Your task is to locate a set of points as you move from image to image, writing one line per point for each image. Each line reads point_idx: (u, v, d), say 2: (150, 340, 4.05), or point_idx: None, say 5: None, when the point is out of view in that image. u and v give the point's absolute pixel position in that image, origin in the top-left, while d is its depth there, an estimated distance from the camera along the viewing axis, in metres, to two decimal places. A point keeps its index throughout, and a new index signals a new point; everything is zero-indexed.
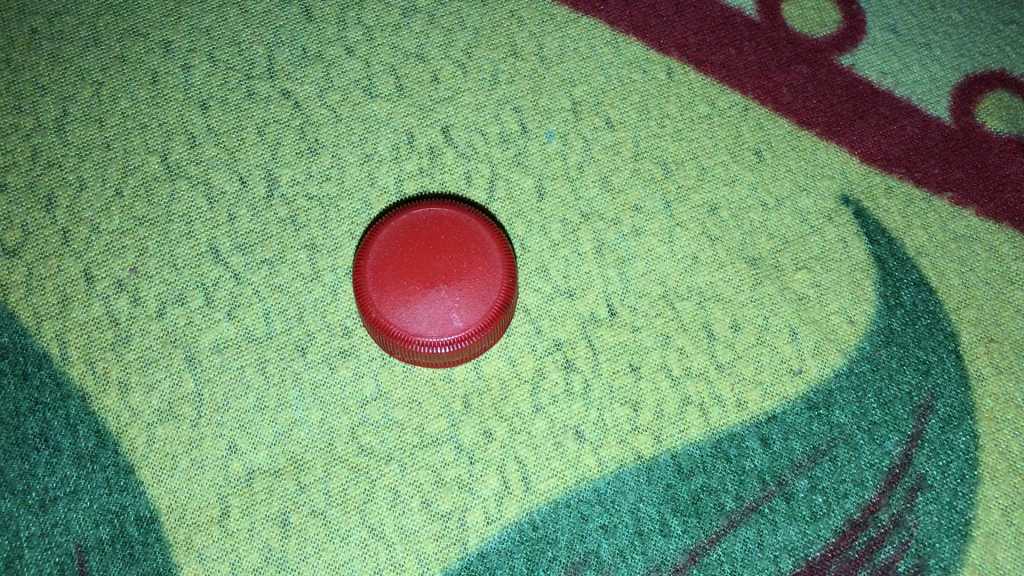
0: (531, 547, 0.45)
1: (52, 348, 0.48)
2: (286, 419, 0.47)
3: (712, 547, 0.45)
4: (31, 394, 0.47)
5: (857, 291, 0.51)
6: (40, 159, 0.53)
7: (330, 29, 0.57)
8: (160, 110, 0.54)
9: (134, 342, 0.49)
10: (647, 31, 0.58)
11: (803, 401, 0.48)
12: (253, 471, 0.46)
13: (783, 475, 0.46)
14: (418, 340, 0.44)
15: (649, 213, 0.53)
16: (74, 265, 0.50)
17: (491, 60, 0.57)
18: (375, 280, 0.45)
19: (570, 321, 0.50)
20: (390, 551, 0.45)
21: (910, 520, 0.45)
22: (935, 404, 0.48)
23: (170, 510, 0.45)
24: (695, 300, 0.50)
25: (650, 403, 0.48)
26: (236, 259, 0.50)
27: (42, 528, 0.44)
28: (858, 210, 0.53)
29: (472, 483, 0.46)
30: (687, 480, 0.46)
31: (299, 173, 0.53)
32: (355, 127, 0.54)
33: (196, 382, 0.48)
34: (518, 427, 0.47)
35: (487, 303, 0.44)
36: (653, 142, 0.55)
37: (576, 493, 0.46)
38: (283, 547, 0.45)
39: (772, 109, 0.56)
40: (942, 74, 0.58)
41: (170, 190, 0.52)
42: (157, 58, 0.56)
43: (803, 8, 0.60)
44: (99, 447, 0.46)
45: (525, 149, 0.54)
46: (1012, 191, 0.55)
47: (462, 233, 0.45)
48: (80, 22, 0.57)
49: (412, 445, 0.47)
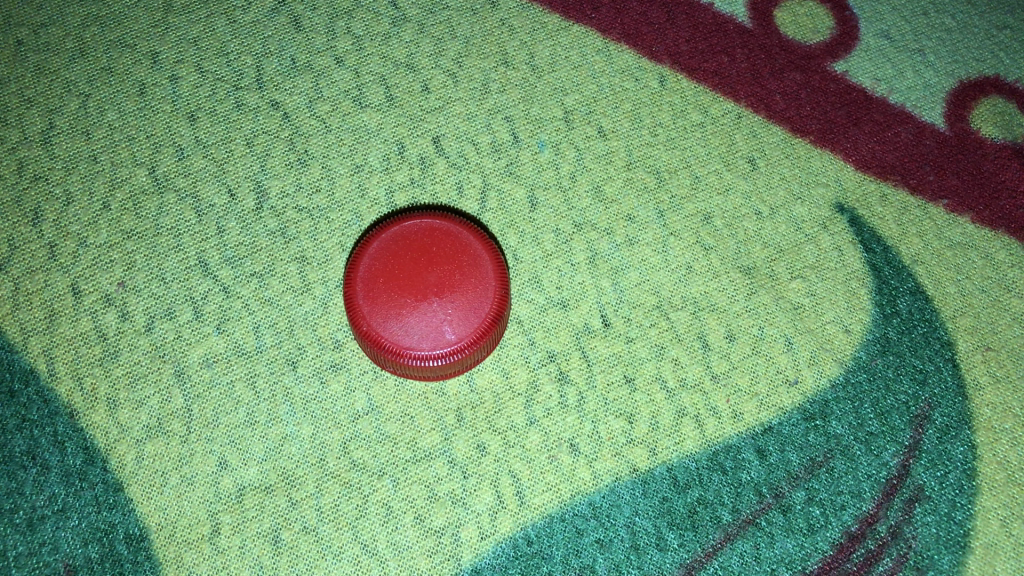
0: (526, 562, 0.44)
1: (38, 364, 0.47)
2: (277, 434, 0.46)
3: (709, 560, 0.44)
4: (18, 411, 0.46)
5: (853, 299, 0.50)
6: (27, 172, 0.52)
7: (320, 38, 0.57)
8: (148, 122, 0.54)
9: (122, 357, 0.48)
10: (639, 39, 0.58)
11: (799, 412, 0.48)
12: (244, 487, 0.45)
13: (780, 487, 0.46)
14: (410, 354, 0.43)
15: (643, 223, 0.52)
16: (62, 279, 0.50)
17: (482, 69, 0.56)
18: (366, 293, 0.44)
19: (564, 332, 0.49)
20: (383, 568, 0.44)
21: (908, 532, 0.45)
22: (932, 414, 0.48)
23: (160, 528, 0.44)
24: (690, 310, 0.50)
25: (645, 415, 0.47)
26: (226, 272, 0.50)
27: (30, 547, 0.44)
28: (853, 217, 0.53)
29: (465, 498, 0.45)
30: (683, 492, 0.46)
31: (288, 185, 0.52)
32: (344, 137, 0.54)
33: (185, 398, 0.47)
34: (512, 441, 0.47)
35: (480, 315, 0.44)
36: (647, 150, 0.54)
37: (571, 507, 0.45)
38: (275, 565, 0.44)
39: (765, 116, 0.56)
40: (936, 80, 0.57)
41: (158, 203, 0.52)
42: (145, 70, 0.55)
43: (796, 15, 0.59)
44: (87, 465, 0.45)
45: (517, 159, 0.53)
46: (1008, 198, 0.54)
47: (454, 245, 0.45)
48: (67, 33, 0.56)
49: (405, 460, 0.46)
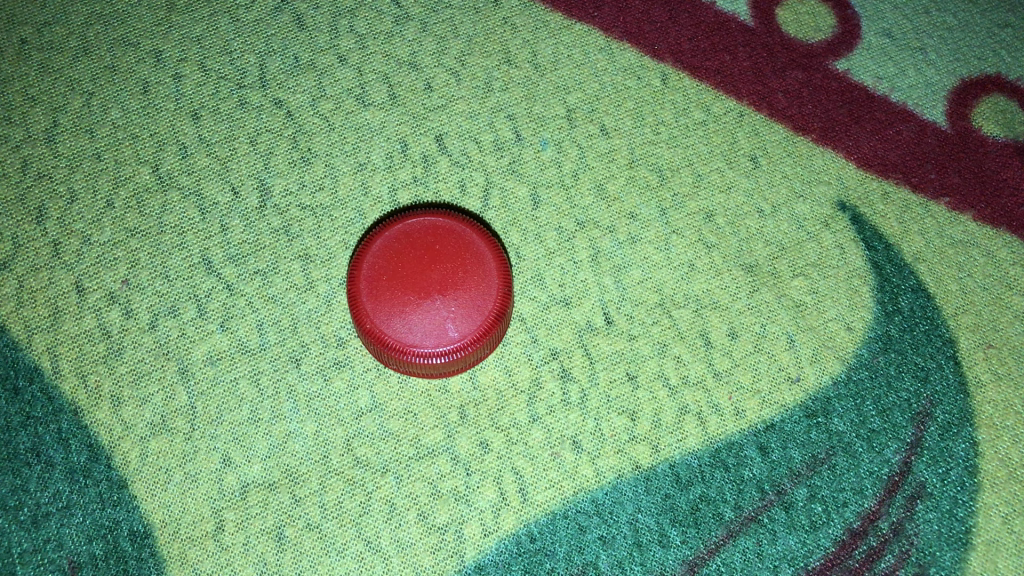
0: (530, 559, 0.44)
1: (43, 361, 0.48)
2: (280, 431, 0.47)
3: (712, 557, 0.44)
4: (23, 409, 0.46)
5: (855, 297, 0.51)
6: (30, 170, 0.52)
7: (322, 37, 0.57)
8: (151, 120, 0.54)
9: (126, 354, 0.48)
10: (641, 38, 0.58)
11: (801, 409, 0.48)
12: (248, 484, 0.45)
13: (782, 484, 0.46)
14: (414, 352, 0.43)
15: (646, 221, 0.52)
16: (66, 277, 0.50)
17: (485, 67, 0.56)
18: (369, 291, 0.44)
19: (567, 330, 0.49)
20: (387, 565, 0.44)
21: (910, 528, 0.45)
22: (934, 411, 0.48)
23: (164, 525, 0.44)
24: (692, 308, 0.50)
25: (648, 412, 0.48)
26: (229, 270, 0.50)
27: (35, 544, 0.44)
28: (855, 215, 0.53)
29: (469, 495, 0.46)
30: (685, 489, 0.46)
31: (291, 183, 0.52)
32: (347, 136, 0.54)
33: (189, 395, 0.47)
34: (515, 438, 0.47)
35: (483, 312, 0.44)
36: (649, 149, 0.54)
37: (574, 504, 0.45)
38: (279, 561, 0.44)
39: (768, 115, 0.56)
40: (938, 78, 0.58)
41: (161, 201, 0.52)
42: (148, 68, 0.56)
43: (798, 14, 0.59)
44: (91, 462, 0.45)
45: (520, 157, 0.54)
46: (1010, 195, 0.55)
47: (457, 243, 0.45)
48: (70, 32, 0.56)
49: (409, 457, 0.46)
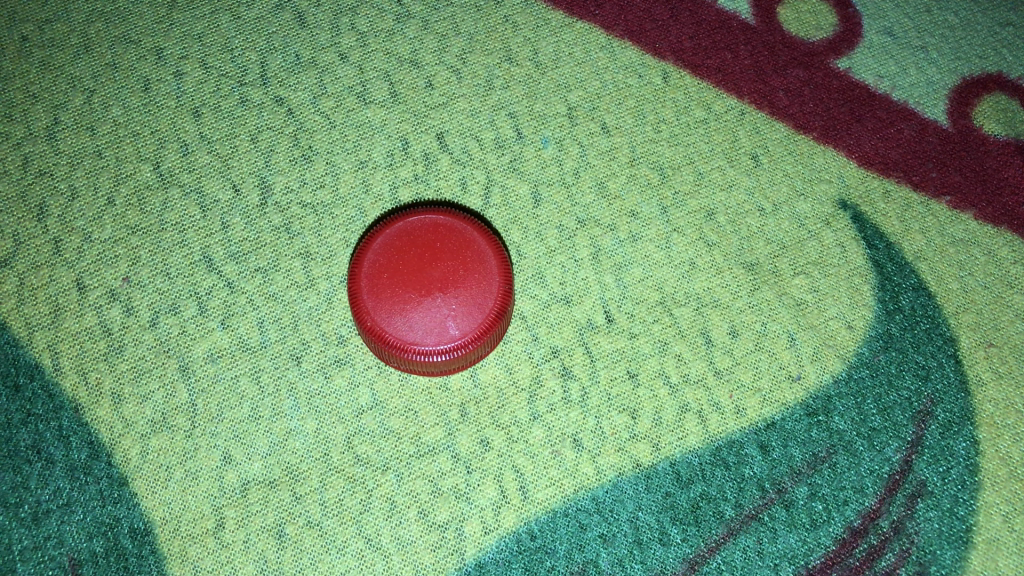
0: (530, 557, 0.44)
1: (43, 359, 0.48)
2: (281, 428, 0.47)
3: (712, 555, 0.44)
4: (23, 405, 0.46)
5: (855, 296, 0.51)
6: (31, 167, 0.52)
7: (323, 35, 0.57)
8: (152, 117, 0.54)
9: (127, 352, 0.48)
10: (642, 36, 0.58)
11: (801, 408, 0.48)
12: (248, 482, 0.45)
13: (782, 482, 0.46)
14: (415, 349, 0.44)
15: (647, 219, 0.52)
16: (66, 274, 0.50)
17: (486, 65, 0.56)
18: (370, 288, 0.44)
19: (568, 328, 0.49)
20: (387, 562, 0.44)
21: (911, 527, 0.45)
22: (934, 410, 0.48)
23: (165, 522, 0.44)
24: (693, 306, 0.50)
25: (648, 410, 0.48)
26: (230, 267, 0.50)
27: (35, 541, 0.44)
28: (856, 214, 0.53)
29: (469, 492, 0.46)
30: (686, 488, 0.46)
31: (292, 180, 0.52)
32: (348, 133, 0.54)
33: (189, 393, 0.47)
34: (516, 436, 0.47)
35: (483, 310, 0.44)
36: (651, 147, 0.54)
37: (574, 502, 0.45)
38: (279, 558, 0.44)
39: (769, 113, 0.56)
40: (939, 77, 0.58)
41: (162, 198, 0.52)
42: (149, 65, 0.56)
43: (799, 12, 0.59)
44: (92, 459, 0.45)
45: (521, 155, 0.54)
46: (1011, 194, 0.54)
47: (458, 240, 0.45)
48: (71, 29, 0.56)
49: (409, 455, 0.46)
